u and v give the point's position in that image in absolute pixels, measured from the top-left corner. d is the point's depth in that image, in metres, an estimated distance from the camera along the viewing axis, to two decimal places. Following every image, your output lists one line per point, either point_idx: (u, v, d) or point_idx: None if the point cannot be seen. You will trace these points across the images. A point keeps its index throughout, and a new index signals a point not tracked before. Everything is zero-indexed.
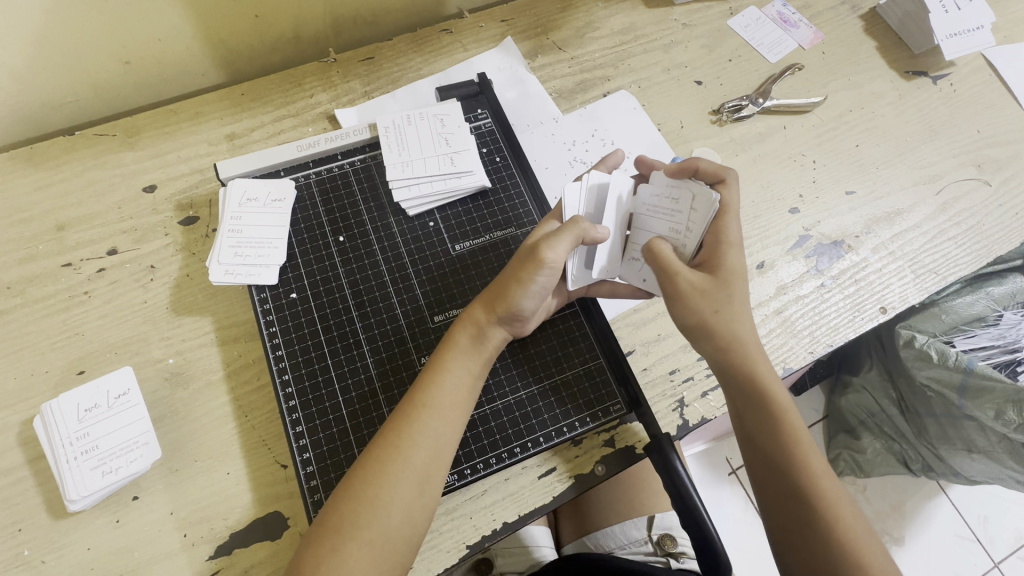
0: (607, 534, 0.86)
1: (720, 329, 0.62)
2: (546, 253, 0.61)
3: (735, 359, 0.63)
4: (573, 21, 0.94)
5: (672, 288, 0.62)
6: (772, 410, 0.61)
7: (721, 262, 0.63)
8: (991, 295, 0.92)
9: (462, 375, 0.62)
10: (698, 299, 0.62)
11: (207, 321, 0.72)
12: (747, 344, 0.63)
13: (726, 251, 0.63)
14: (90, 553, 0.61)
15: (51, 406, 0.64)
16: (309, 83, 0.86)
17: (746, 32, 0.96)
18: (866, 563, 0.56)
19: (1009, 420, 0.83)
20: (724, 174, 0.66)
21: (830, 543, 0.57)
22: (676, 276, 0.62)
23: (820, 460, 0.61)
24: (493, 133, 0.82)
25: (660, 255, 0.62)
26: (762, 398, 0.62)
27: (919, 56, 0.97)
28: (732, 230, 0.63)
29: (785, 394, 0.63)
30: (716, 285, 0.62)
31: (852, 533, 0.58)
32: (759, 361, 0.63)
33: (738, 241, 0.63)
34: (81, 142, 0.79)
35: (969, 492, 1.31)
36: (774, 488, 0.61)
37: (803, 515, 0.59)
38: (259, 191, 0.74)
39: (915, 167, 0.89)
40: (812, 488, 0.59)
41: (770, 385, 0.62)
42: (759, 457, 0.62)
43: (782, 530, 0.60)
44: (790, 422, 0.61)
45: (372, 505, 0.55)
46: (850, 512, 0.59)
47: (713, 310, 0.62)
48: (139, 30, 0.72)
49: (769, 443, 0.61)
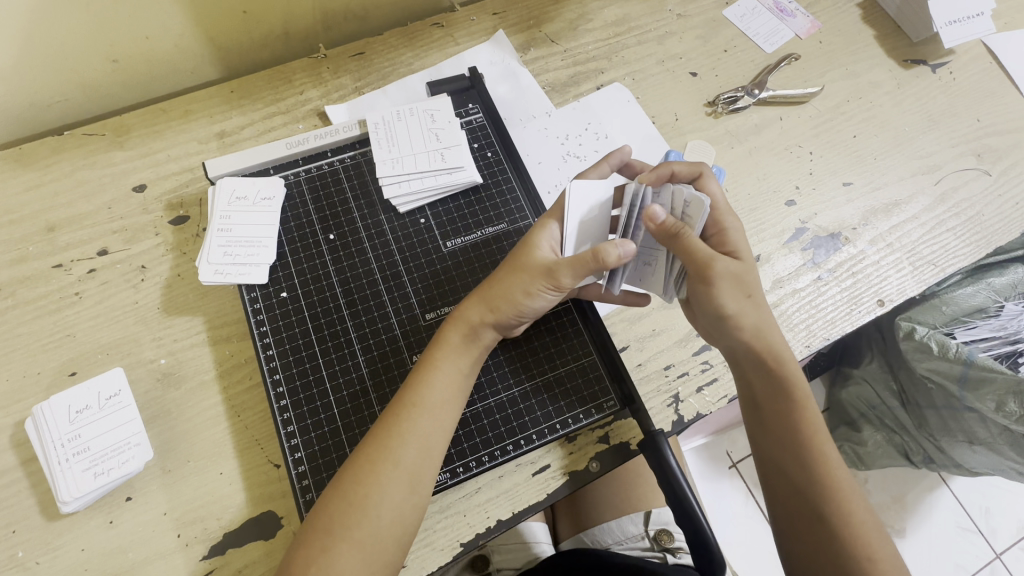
0: (604, 530, 0.86)
1: (749, 319, 0.62)
2: (562, 278, 0.61)
3: (754, 350, 0.62)
4: (565, 13, 0.93)
5: (705, 276, 0.59)
6: (793, 403, 0.61)
7: (734, 247, 0.63)
8: (993, 286, 0.90)
9: (452, 372, 0.62)
10: (731, 286, 0.60)
11: (198, 320, 0.71)
12: (768, 336, 0.62)
13: (735, 237, 0.63)
14: (83, 555, 0.61)
15: (42, 408, 0.64)
16: (298, 79, 0.85)
17: (742, 22, 0.95)
18: (876, 559, 0.57)
19: (1010, 411, 0.82)
20: (700, 170, 0.66)
21: (842, 540, 0.57)
22: (710, 263, 0.58)
23: (835, 455, 0.60)
24: (484, 127, 0.81)
25: (686, 239, 0.58)
26: (777, 390, 0.62)
27: (918, 45, 0.96)
28: (732, 220, 0.64)
29: (799, 380, 0.62)
30: (740, 268, 0.61)
31: (860, 529, 0.58)
32: (784, 355, 0.62)
33: (739, 226, 0.64)
34: (71, 142, 0.78)
35: (970, 483, 1.30)
36: (783, 477, 0.61)
37: (815, 511, 0.59)
38: (248, 189, 0.73)
39: (914, 157, 0.88)
40: (821, 481, 0.59)
41: (785, 377, 0.62)
42: (773, 450, 0.62)
43: (793, 525, 0.60)
44: (804, 415, 0.61)
45: (362, 504, 0.55)
46: (862, 509, 0.59)
47: (743, 296, 0.62)
48: (126, 29, 0.72)
49: (779, 435, 0.62)
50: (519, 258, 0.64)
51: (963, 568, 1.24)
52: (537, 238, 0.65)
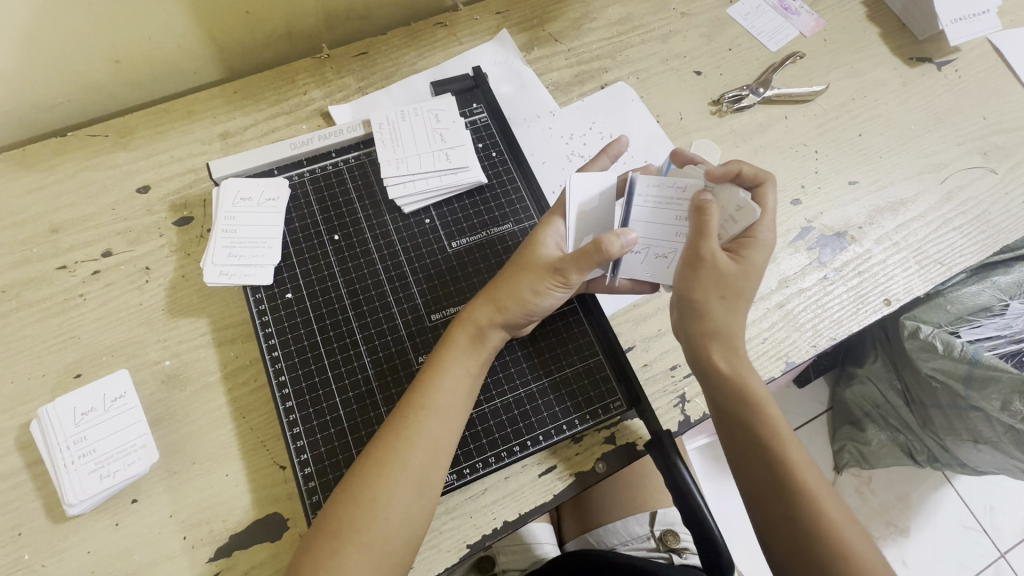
0: (609, 530, 0.86)
1: (713, 317, 0.63)
2: (573, 276, 0.62)
3: (710, 353, 0.63)
4: (569, 12, 0.93)
5: (693, 255, 0.61)
6: (752, 403, 0.61)
7: (745, 255, 0.62)
8: (998, 285, 0.90)
9: (461, 373, 0.62)
10: (713, 280, 0.61)
11: (203, 322, 0.71)
12: (728, 338, 0.63)
13: (755, 249, 0.62)
14: (90, 557, 0.61)
15: (48, 410, 0.64)
16: (301, 79, 0.85)
17: (746, 20, 0.95)
18: (850, 555, 0.55)
19: (1015, 410, 0.82)
20: (763, 179, 0.65)
21: (815, 539, 0.56)
22: (704, 246, 0.60)
23: (801, 453, 0.60)
24: (488, 127, 0.80)
25: (706, 217, 0.59)
26: (736, 392, 0.62)
27: (923, 43, 0.95)
28: (764, 231, 0.63)
29: (755, 381, 0.62)
30: (734, 270, 0.62)
31: (832, 525, 0.56)
32: (738, 358, 0.63)
33: (769, 242, 0.63)
34: (74, 143, 0.78)
35: (975, 482, 1.30)
36: (754, 475, 0.60)
37: (786, 510, 0.58)
38: (252, 190, 0.73)
39: (920, 155, 0.88)
40: (788, 480, 0.58)
41: (746, 378, 0.62)
42: (739, 451, 0.62)
43: (767, 527, 0.59)
44: (765, 416, 0.61)
45: (370, 507, 0.55)
46: (834, 507, 0.58)
47: (719, 294, 0.62)
48: (128, 29, 0.71)
49: (744, 433, 0.61)
50: (525, 258, 0.64)
51: (968, 567, 1.24)
52: (542, 237, 0.65)
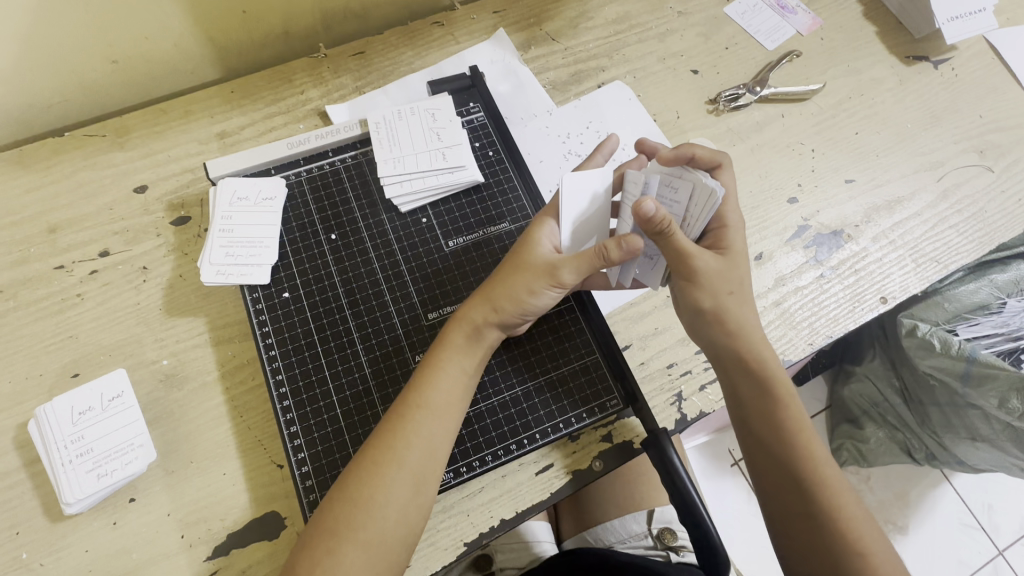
0: (606, 528, 0.86)
1: (732, 314, 0.63)
2: (563, 276, 0.62)
3: (735, 348, 0.63)
4: (566, 11, 0.93)
5: (687, 269, 0.61)
6: (777, 398, 0.61)
7: (728, 245, 0.64)
8: (995, 283, 0.91)
9: (455, 373, 0.62)
10: (711, 282, 0.62)
11: (200, 321, 0.71)
12: (748, 334, 0.63)
13: (732, 235, 0.64)
14: (88, 556, 0.61)
15: (45, 409, 0.64)
16: (298, 79, 0.85)
17: (743, 19, 0.95)
18: (867, 554, 0.56)
19: (1012, 408, 0.82)
20: (720, 161, 0.68)
21: (832, 536, 0.57)
22: (692, 257, 0.60)
23: (821, 449, 0.60)
24: (485, 127, 0.80)
25: (671, 233, 0.58)
26: (762, 386, 0.62)
27: (920, 41, 0.96)
28: (732, 214, 0.65)
29: (779, 376, 0.62)
30: (726, 265, 0.63)
31: (848, 522, 0.57)
32: (764, 352, 0.63)
33: (740, 223, 0.65)
34: (72, 143, 0.78)
35: (973, 479, 1.30)
36: (770, 471, 0.61)
37: (803, 506, 0.58)
38: (249, 190, 0.73)
39: (916, 154, 0.88)
40: (809, 477, 0.59)
41: (772, 372, 0.62)
42: (759, 446, 0.62)
43: (782, 522, 0.60)
44: (788, 411, 0.61)
45: (366, 505, 0.55)
46: (852, 505, 0.58)
47: (725, 292, 0.63)
48: (124, 30, 0.71)
49: (765, 428, 0.61)
50: (521, 257, 0.64)
51: (966, 565, 1.24)
52: (536, 235, 0.66)
